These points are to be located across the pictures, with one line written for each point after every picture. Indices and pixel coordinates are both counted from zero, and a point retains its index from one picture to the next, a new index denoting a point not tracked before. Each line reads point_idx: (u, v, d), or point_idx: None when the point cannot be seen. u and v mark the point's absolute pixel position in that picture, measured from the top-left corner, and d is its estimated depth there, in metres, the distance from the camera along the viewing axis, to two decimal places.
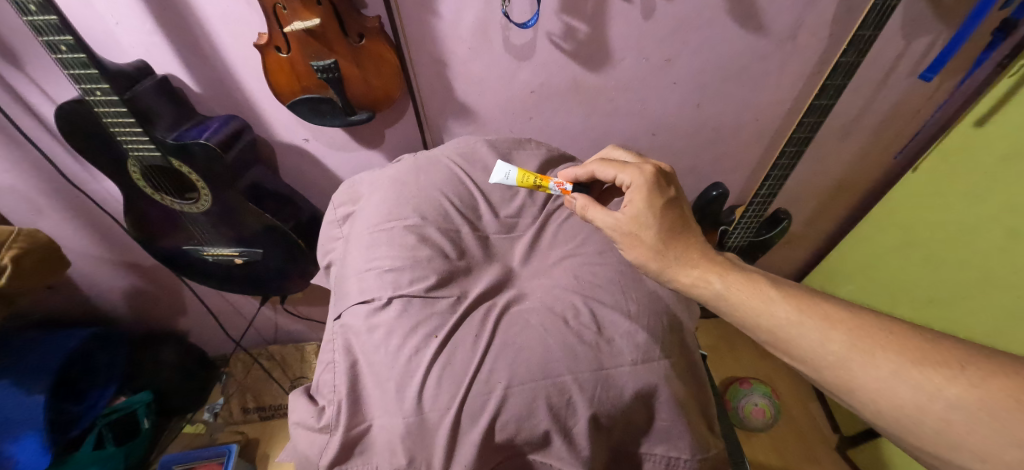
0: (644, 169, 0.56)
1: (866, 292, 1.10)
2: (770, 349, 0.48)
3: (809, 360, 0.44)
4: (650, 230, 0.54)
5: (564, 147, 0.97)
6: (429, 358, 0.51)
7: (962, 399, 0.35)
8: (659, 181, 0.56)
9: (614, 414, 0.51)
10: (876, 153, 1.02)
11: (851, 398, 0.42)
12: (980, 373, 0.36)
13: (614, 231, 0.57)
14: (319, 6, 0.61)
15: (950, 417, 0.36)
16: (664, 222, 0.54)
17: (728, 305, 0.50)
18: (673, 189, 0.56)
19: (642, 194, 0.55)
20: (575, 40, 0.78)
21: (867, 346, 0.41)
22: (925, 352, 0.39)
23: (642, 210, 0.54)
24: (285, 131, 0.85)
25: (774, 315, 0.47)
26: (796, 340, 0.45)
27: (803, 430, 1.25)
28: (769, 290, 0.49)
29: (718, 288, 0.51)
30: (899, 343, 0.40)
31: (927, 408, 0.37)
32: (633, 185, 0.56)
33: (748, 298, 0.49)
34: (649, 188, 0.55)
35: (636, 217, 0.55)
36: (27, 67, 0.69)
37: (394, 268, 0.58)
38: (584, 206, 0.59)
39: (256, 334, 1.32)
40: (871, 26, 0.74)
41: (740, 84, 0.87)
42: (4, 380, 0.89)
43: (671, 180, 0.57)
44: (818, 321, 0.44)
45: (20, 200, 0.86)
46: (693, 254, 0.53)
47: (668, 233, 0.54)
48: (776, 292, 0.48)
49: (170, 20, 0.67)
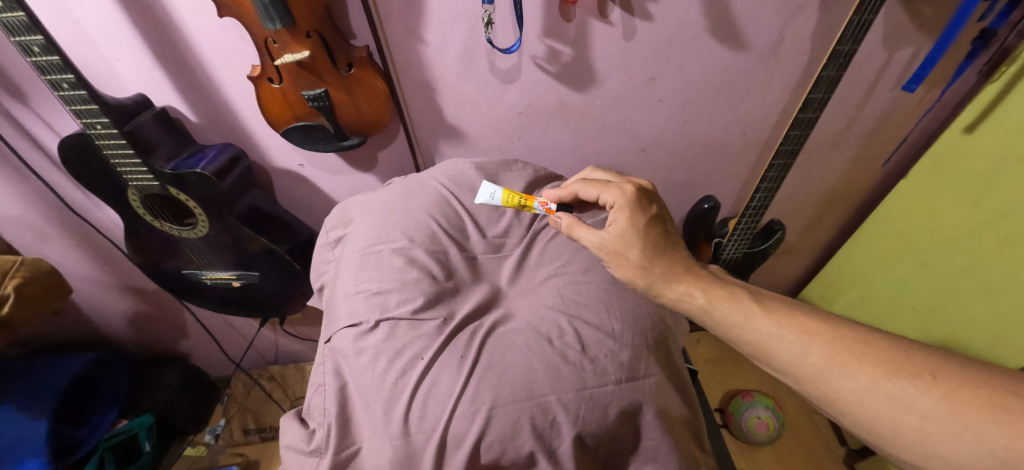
0: (626, 189, 0.57)
1: (862, 300, 1.10)
2: (752, 361, 0.49)
3: (791, 373, 0.45)
4: (634, 248, 0.55)
5: (554, 165, 0.99)
6: (415, 380, 0.52)
7: (934, 409, 0.37)
8: (640, 199, 0.57)
9: (599, 434, 0.51)
10: (866, 162, 1.03)
11: (832, 409, 0.43)
12: (949, 385, 0.38)
13: (600, 250, 0.57)
14: (308, 39, 0.64)
15: (926, 427, 0.37)
16: (647, 240, 0.55)
17: (712, 320, 0.51)
18: (656, 207, 0.57)
19: (626, 213, 0.55)
20: (559, 62, 0.80)
21: (843, 358, 0.42)
22: (897, 363, 0.41)
23: (625, 228, 0.55)
24: (281, 157, 0.87)
25: (755, 329, 0.47)
26: (778, 353, 0.46)
27: (809, 443, 1.23)
28: (750, 303, 0.49)
29: (702, 303, 0.51)
30: (875, 354, 0.42)
31: (901, 420, 0.39)
32: (617, 205, 0.56)
33: (730, 312, 0.50)
34: (631, 208, 0.56)
35: (620, 235, 0.55)
36: (33, 102, 0.72)
37: (383, 291, 0.60)
38: (569, 225, 0.59)
39: (256, 355, 1.34)
40: (849, 41, 0.75)
41: (724, 100, 0.89)
42: (7, 405, 0.91)
43: (653, 198, 0.58)
44: (797, 333, 0.45)
45: (27, 229, 0.89)
46: (678, 270, 0.54)
47: (653, 250, 0.55)
48: (757, 306, 0.49)
49: (168, 56, 0.70)
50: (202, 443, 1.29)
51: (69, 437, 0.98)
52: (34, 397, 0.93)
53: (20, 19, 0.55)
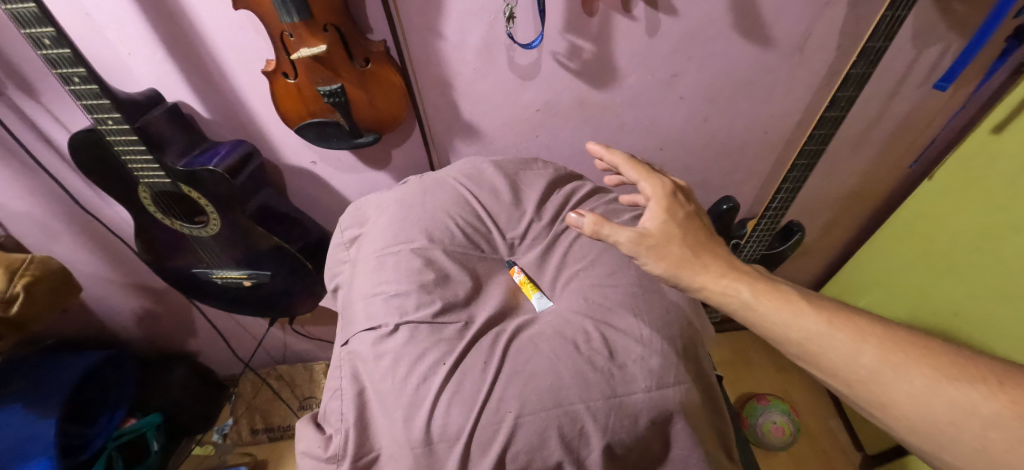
0: (664, 182, 0.57)
1: (880, 306, 1.08)
2: (795, 362, 0.46)
3: (840, 375, 0.43)
4: (674, 239, 0.52)
5: (571, 164, 0.97)
6: (438, 386, 0.50)
7: (1000, 416, 0.36)
8: (677, 194, 0.57)
9: (628, 443, 0.49)
10: (889, 162, 1.00)
11: (883, 416, 0.41)
12: (1016, 391, 0.36)
13: (635, 243, 0.52)
14: (325, 33, 0.62)
15: (990, 434, 0.36)
16: (687, 232, 0.53)
17: (756, 316, 0.47)
18: (691, 205, 0.57)
19: (663, 205, 0.55)
20: (580, 59, 0.78)
21: (898, 360, 0.41)
22: (957, 367, 0.39)
23: (665, 221, 0.53)
24: (294, 155, 0.85)
25: (803, 327, 0.45)
26: (827, 354, 0.43)
27: (825, 448, 1.21)
28: (796, 300, 0.47)
29: (746, 298, 0.48)
30: (933, 357, 0.40)
31: (962, 425, 0.37)
32: (656, 197, 0.56)
33: (777, 309, 0.46)
34: (670, 202, 0.55)
35: (660, 227, 0.53)
36: (43, 96, 0.70)
37: (401, 293, 0.58)
38: (595, 223, 0.52)
39: (265, 355, 1.32)
40: (881, 37, 0.72)
41: (747, 98, 0.86)
42: (17, 403, 0.89)
43: (688, 196, 0.58)
44: (850, 333, 0.43)
45: (36, 225, 0.88)
46: (717, 263, 0.51)
47: (694, 242, 0.52)
48: (805, 303, 0.46)
49: (181, 50, 0.68)
50: (210, 442, 1.27)
51: (77, 435, 0.97)
52: (42, 397, 0.91)
53: (30, 11, 0.53)
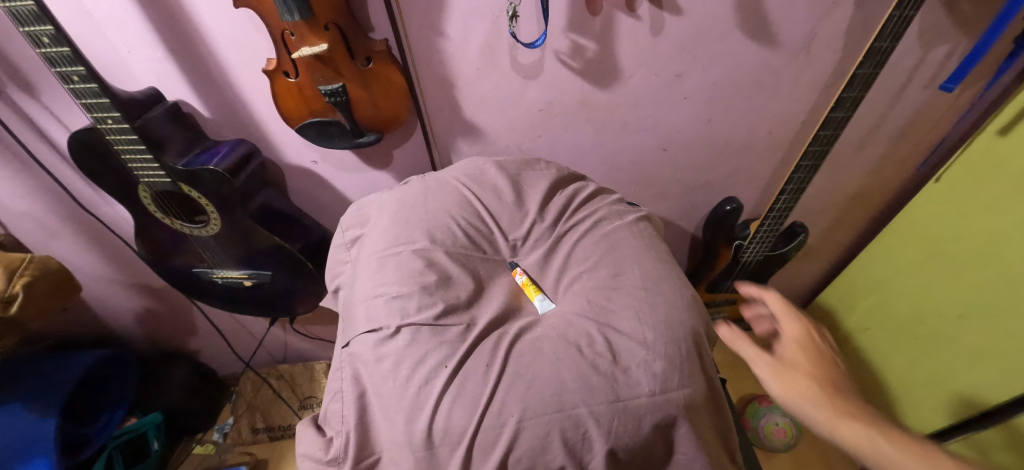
0: (805, 321, 0.57)
1: (883, 307, 1.06)
2: None
3: None
4: (806, 372, 0.51)
5: (573, 164, 0.96)
6: (440, 389, 0.50)
7: None
8: (818, 334, 0.56)
9: (632, 448, 0.49)
10: (894, 163, 0.99)
11: None
12: None
13: (764, 365, 0.53)
14: (326, 31, 0.61)
15: None
16: (821, 369, 0.52)
17: (884, 461, 0.44)
18: (828, 343, 0.55)
19: (801, 341, 0.55)
20: (583, 58, 0.77)
21: None
22: None
23: (799, 354, 0.53)
24: (294, 154, 0.85)
25: None
26: None
27: (828, 451, 1.20)
28: (930, 448, 0.44)
29: (874, 440, 0.45)
30: None
31: None
32: (794, 333, 0.56)
33: (910, 458, 0.43)
34: (806, 339, 0.55)
35: (793, 359, 0.53)
36: (41, 94, 0.69)
37: (402, 294, 0.57)
38: (731, 338, 0.57)
39: (266, 354, 1.32)
40: (887, 37, 0.71)
41: (752, 99, 0.86)
42: (18, 402, 0.89)
43: (826, 335, 0.57)
44: None
45: (35, 224, 0.87)
46: (849, 403, 0.48)
47: (827, 380, 0.50)
48: (939, 452, 0.43)
49: (181, 48, 0.67)
50: (211, 441, 1.26)
51: (79, 434, 0.97)
52: (42, 396, 0.91)
53: (29, 9, 0.53)
